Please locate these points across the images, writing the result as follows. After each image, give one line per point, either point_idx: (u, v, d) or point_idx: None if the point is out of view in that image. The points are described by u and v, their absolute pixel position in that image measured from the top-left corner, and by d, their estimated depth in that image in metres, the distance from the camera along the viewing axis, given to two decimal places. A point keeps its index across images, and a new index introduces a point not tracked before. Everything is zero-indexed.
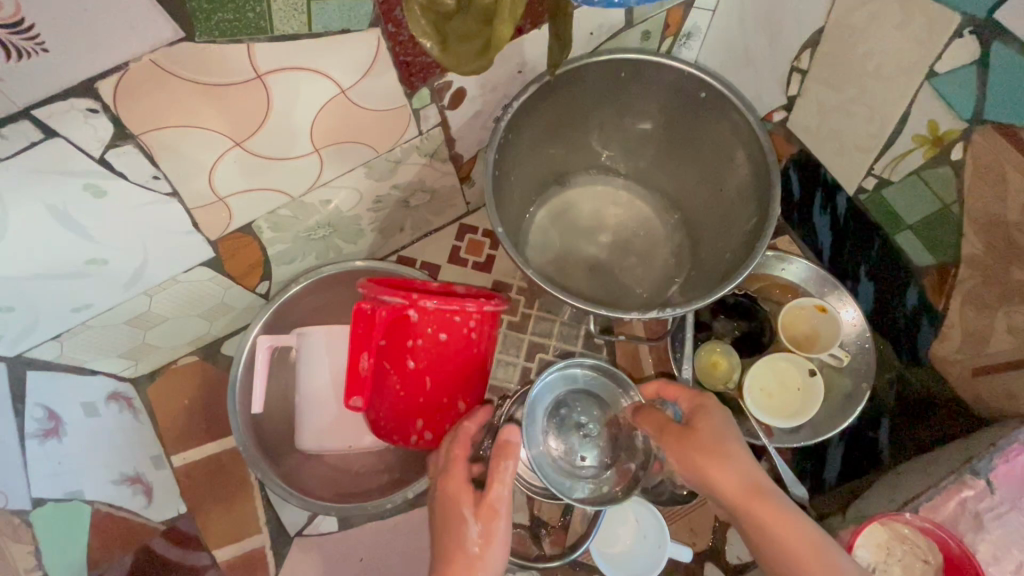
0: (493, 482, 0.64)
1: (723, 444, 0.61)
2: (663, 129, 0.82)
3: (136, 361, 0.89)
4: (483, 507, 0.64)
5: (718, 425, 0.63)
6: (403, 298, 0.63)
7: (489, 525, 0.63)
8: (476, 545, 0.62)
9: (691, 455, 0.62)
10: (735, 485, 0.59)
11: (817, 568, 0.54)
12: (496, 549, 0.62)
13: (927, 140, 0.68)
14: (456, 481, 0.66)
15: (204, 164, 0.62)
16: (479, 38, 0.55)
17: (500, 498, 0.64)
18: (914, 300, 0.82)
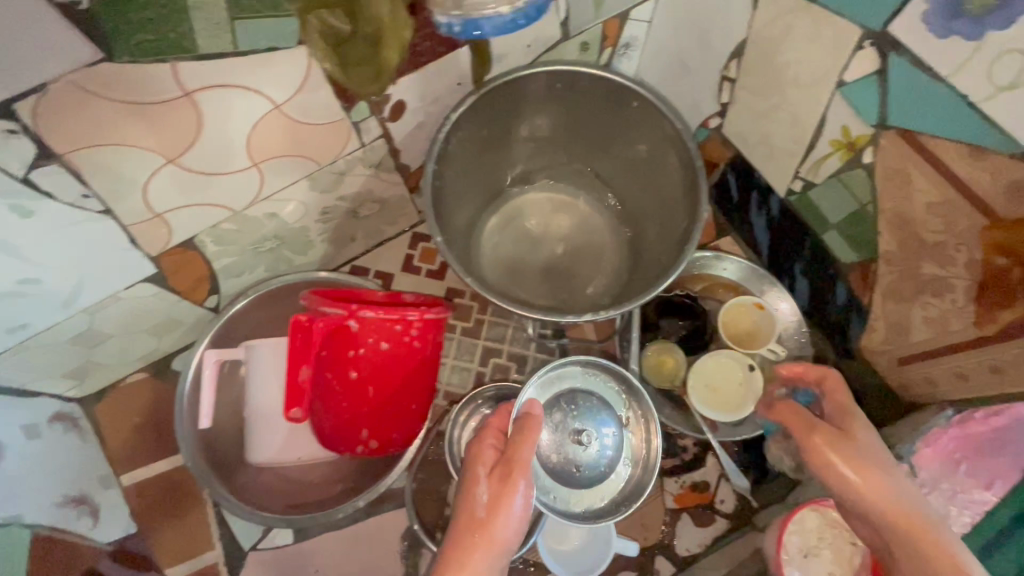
0: (515, 446, 0.65)
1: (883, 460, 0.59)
2: (603, 137, 0.84)
3: (81, 380, 0.87)
4: (498, 471, 0.64)
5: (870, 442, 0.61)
6: (342, 309, 0.63)
7: (499, 491, 0.62)
8: (485, 509, 0.61)
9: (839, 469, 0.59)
10: (895, 503, 0.56)
11: None
12: (505, 516, 0.61)
13: (842, 145, 0.72)
14: (482, 448, 0.67)
15: (136, 181, 0.62)
16: (370, 65, 0.59)
17: (517, 463, 0.63)
18: (843, 295, 0.86)
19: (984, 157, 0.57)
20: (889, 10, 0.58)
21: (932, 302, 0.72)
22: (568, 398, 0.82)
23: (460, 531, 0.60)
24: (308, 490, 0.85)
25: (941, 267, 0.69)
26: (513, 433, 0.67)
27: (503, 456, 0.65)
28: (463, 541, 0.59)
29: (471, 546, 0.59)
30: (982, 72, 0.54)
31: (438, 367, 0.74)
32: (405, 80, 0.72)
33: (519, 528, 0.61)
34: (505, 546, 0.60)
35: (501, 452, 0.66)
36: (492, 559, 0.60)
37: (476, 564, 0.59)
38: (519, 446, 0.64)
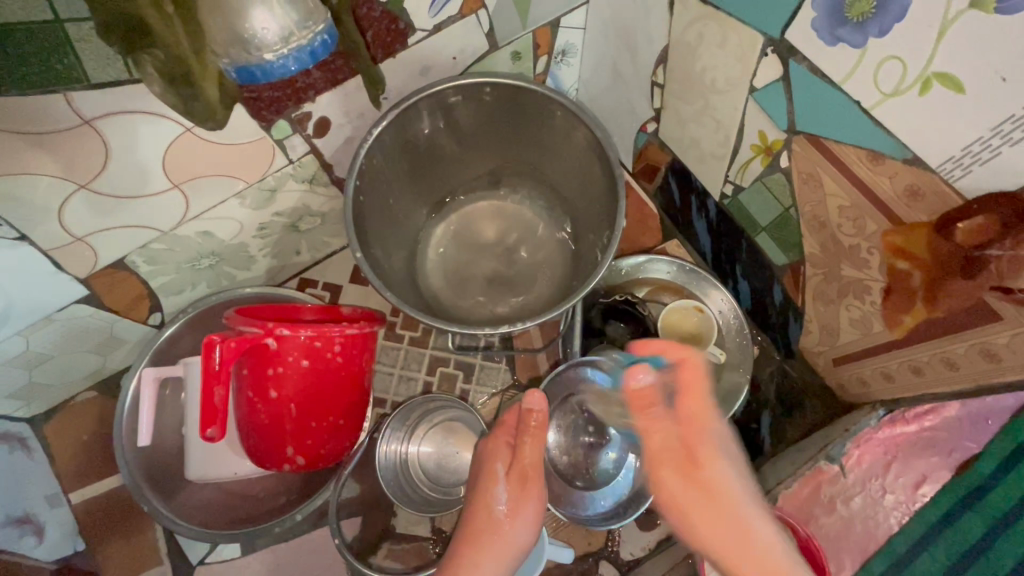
0: (524, 447, 0.69)
1: (712, 427, 0.63)
2: (534, 145, 0.85)
3: (28, 401, 0.88)
4: (514, 473, 0.68)
5: (715, 441, 0.62)
6: (259, 328, 0.64)
7: (517, 491, 0.68)
8: (502, 512, 0.68)
9: (698, 458, 0.61)
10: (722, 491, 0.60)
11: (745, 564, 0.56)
12: (522, 519, 0.68)
13: (761, 149, 0.72)
14: (496, 446, 0.72)
15: (50, 208, 0.63)
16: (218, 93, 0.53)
17: (531, 467, 0.69)
18: (780, 296, 0.87)
19: (881, 161, 0.58)
20: (785, 16, 0.58)
21: (854, 304, 0.73)
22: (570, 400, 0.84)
23: (479, 532, 0.67)
24: (250, 504, 0.86)
25: (859, 269, 0.69)
26: (521, 432, 0.70)
27: (517, 457, 0.69)
28: (480, 542, 0.66)
29: (488, 543, 0.66)
30: (870, 79, 0.54)
31: (368, 380, 0.75)
32: (324, 97, 0.72)
33: (533, 531, 0.68)
34: (520, 545, 0.67)
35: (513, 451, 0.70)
36: (505, 557, 0.66)
37: (490, 561, 0.65)
38: (528, 449, 0.68)
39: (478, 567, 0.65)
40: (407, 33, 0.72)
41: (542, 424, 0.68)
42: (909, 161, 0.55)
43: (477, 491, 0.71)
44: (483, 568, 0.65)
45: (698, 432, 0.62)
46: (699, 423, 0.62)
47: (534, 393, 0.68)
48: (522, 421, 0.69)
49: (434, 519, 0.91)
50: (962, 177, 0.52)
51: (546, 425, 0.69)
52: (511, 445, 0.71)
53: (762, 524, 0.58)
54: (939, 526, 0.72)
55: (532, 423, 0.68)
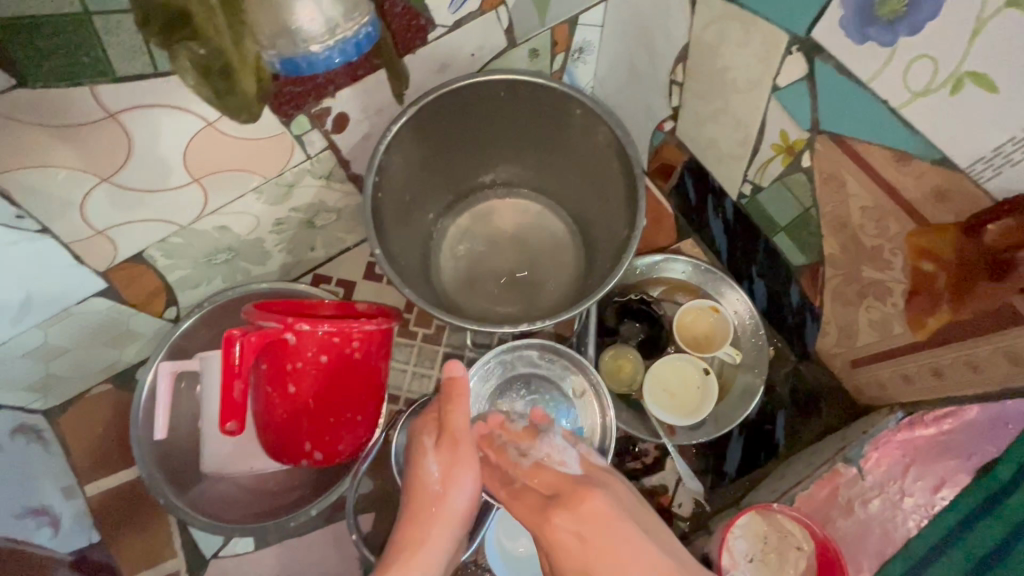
0: (448, 416, 0.68)
1: (616, 521, 0.58)
2: (550, 143, 0.84)
3: (44, 392, 0.89)
4: (443, 442, 0.68)
5: (575, 513, 0.59)
6: (279, 323, 0.64)
7: (446, 458, 0.68)
8: (437, 483, 0.68)
9: (546, 522, 0.60)
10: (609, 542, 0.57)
11: None
12: (457, 486, 0.67)
13: (782, 149, 0.72)
14: (426, 421, 0.72)
15: (72, 201, 0.63)
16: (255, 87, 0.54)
17: (456, 429, 0.68)
18: (797, 297, 0.86)
19: (908, 162, 0.57)
20: (811, 14, 0.57)
21: (875, 306, 0.72)
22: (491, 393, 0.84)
23: (416, 512, 0.67)
24: (265, 498, 0.87)
25: (880, 271, 0.68)
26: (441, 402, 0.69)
27: (444, 425, 0.69)
28: (418, 518, 0.66)
29: (426, 519, 0.66)
30: (899, 78, 0.53)
31: (384, 376, 0.75)
32: (344, 92, 0.72)
33: (472, 496, 0.68)
34: (460, 510, 0.67)
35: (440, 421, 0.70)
36: (450, 526, 0.67)
37: (435, 534, 0.66)
38: (452, 416, 0.68)
39: (422, 542, 0.65)
40: (428, 29, 0.71)
41: (464, 391, 0.68)
42: (937, 161, 0.55)
43: (411, 478, 0.70)
44: (429, 541, 0.65)
45: (590, 532, 0.57)
46: (585, 504, 0.59)
47: (453, 363, 0.69)
48: (446, 391, 0.69)
49: None
50: (993, 178, 0.51)
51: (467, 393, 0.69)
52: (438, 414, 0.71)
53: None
54: (960, 530, 0.72)
55: (454, 391, 0.68)
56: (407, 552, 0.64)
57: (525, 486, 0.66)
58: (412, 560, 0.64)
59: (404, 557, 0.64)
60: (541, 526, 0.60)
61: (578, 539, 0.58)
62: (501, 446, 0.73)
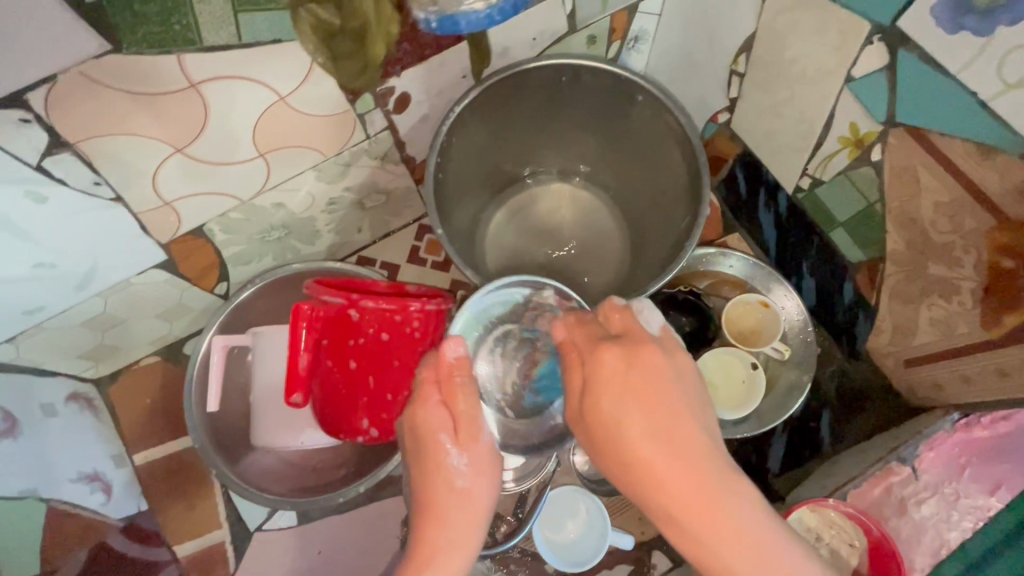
0: (457, 395, 0.59)
1: (670, 390, 0.48)
2: (606, 131, 0.85)
3: (96, 361, 0.90)
4: (462, 430, 0.58)
5: (634, 359, 0.50)
6: (344, 298, 0.66)
7: (470, 450, 0.58)
8: (462, 479, 0.56)
9: (597, 354, 0.51)
10: (657, 396, 0.48)
11: (674, 469, 0.45)
12: (485, 482, 0.57)
13: (850, 142, 0.71)
14: (427, 410, 0.59)
15: (146, 170, 0.63)
16: None
17: (475, 420, 0.58)
18: (850, 295, 0.85)
19: (993, 156, 0.56)
20: (899, 5, 0.57)
21: (938, 304, 0.71)
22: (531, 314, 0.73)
23: (437, 508, 0.55)
24: (312, 474, 0.88)
25: (948, 268, 0.68)
26: (442, 388, 0.60)
27: (450, 407, 0.59)
28: (443, 518, 0.55)
29: (454, 518, 0.55)
30: (993, 70, 0.53)
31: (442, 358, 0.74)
32: (410, 72, 0.72)
33: (497, 484, 0.58)
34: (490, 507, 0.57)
35: (446, 408, 0.59)
36: (479, 522, 0.56)
37: (468, 531, 0.55)
38: (466, 397, 0.59)
39: (458, 541, 0.54)
40: None
41: (467, 373, 0.60)
42: None
43: (420, 476, 0.58)
44: (461, 542, 0.54)
45: (633, 393, 0.48)
46: (646, 362, 0.49)
47: (450, 341, 0.61)
48: (442, 377, 0.60)
49: None
50: None
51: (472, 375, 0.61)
52: (440, 395, 0.60)
53: (675, 443, 0.46)
54: None
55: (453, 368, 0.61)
56: (442, 555, 0.53)
57: (595, 318, 0.56)
58: (450, 560, 0.53)
59: (438, 557, 0.53)
60: (591, 359, 0.51)
61: (622, 384, 0.49)
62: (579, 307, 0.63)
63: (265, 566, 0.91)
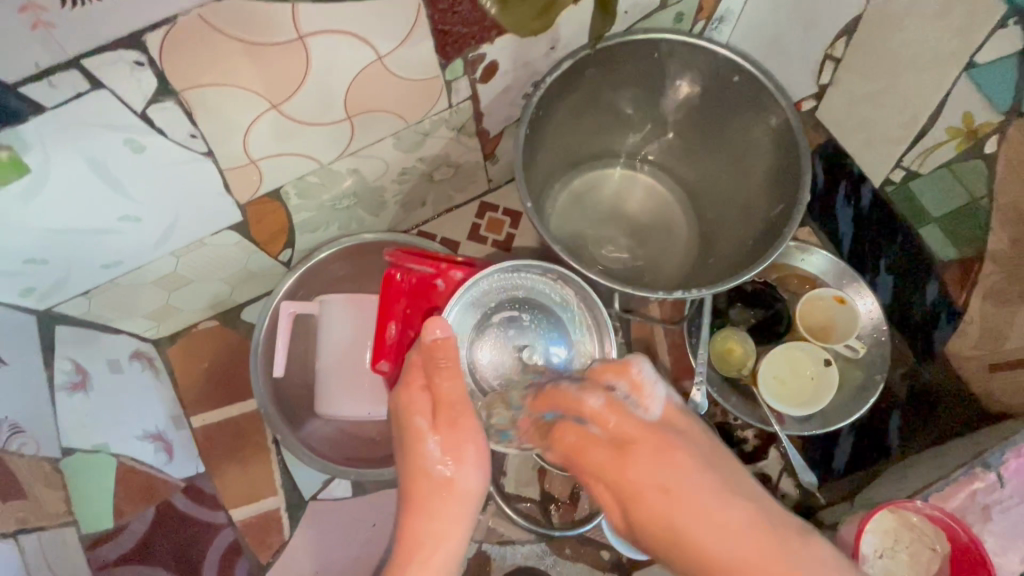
0: (442, 380, 0.57)
1: (688, 482, 0.48)
2: (691, 114, 0.82)
3: (158, 322, 0.89)
4: (442, 418, 0.57)
5: (646, 459, 0.50)
6: (431, 267, 0.69)
7: (449, 436, 0.56)
8: (441, 464, 0.56)
9: (613, 465, 0.51)
10: (687, 488, 0.48)
11: (732, 556, 0.45)
12: (465, 468, 0.56)
13: (961, 132, 0.70)
14: (412, 396, 0.58)
15: (240, 126, 0.61)
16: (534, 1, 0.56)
17: (455, 404, 0.57)
18: (933, 294, 0.83)
19: None
20: None
21: None
22: (529, 297, 0.74)
23: (420, 498, 0.55)
24: (368, 446, 0.88)
25: None
26: (425, 373, 0.58)
27: (432, 398, 0.57)
28: (429, 508, 0.54)
29: (436, 508, 0.54)
30: None
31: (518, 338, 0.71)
32: (505, 39, 0.69)
33: (485, 469, 0.57)
34: (474, 492, 0.56)
35: (432, 399, 0.57)
36: (466, 513, 0.55)
37: (454, 524, 0.54)
38: (448, 379, 0.57)
39: (439, 534, 0.54)
40: None
41: (453, 352, 0.57)
42: None
43: (405, 463, 0.57)
44: (448, 535, 0.54)
45: (657, 490, 0.48)
46: (661, 456, 0.50)
47: (432, 322, 0.58)
48: (427, 358, 0.57)
49: (542, 480, 0.89)
50: None
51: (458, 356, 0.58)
52: (426, 379, 0.58)
53: (722, 523, 0.46)
54: None
55: (439, 353, 0.57)
56: (427, 548, 0.53)
57: (586, 423, 0.55)
58: (433, 555, 0.53)
59: (422, 549, 0.53)
60: (607, 472, 0.51)
61: (649, 483, 0.49)
62: (564, 391, 0.59)
63: (320, 534, 0.91)
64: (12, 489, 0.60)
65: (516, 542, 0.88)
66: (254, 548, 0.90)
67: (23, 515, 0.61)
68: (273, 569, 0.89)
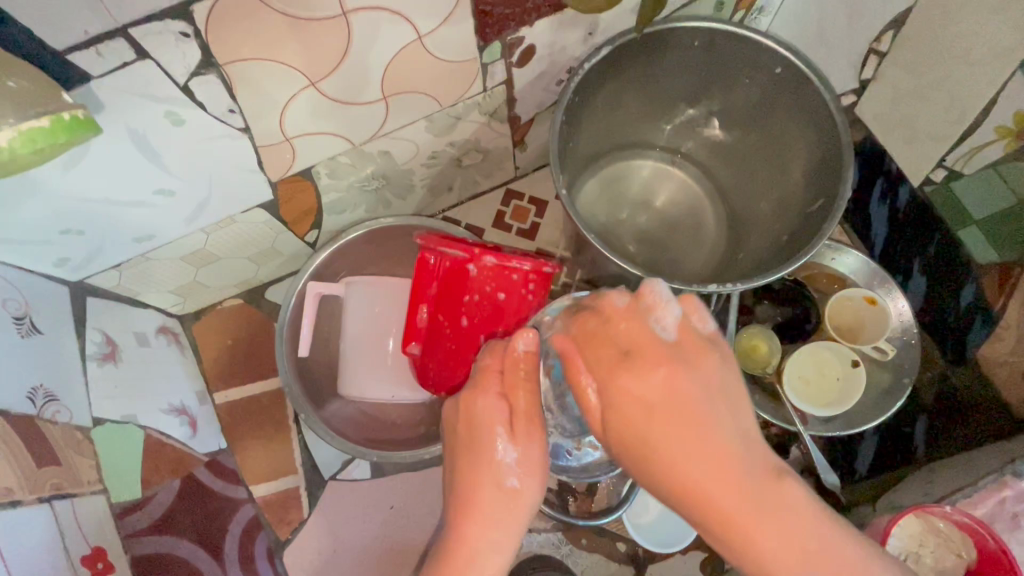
0: (520, 394, 0.55)
1: (685, 406, 0.43)
2: (730, 105, 0.81)
3: (184, 298, 0.90)
4: (519, 431, 0.54)
5: (651, 377, 0.44)
6: (464, 251, 0.65)
7: (526, 452, 0.54)
8: (513, 477, 0.52)
9: (612, 375, 0.45)
10: (681, 406, 0.43)
11: (710, 493, 0.41)
12: (536, 485, 0.53)
13: (1011, 133, 0.69)
14: (488, 400, 0.55)
15: (278, 102, 0.61)
16: None
17: (535, 420, 0.55)
18: (969, 297, 0.82)
19: None
20: None
21: None
22: None
23: (483, 506, 0.51)
24: (389, 429, 0.89)
25: None
26: (506, 382, 0.56)
27: (511, 408, 0.55)
28: (490, 520, 0.51)
29: (501, 523, 0.51)
30: None
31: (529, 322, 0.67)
32: (544, 23, 0.68)
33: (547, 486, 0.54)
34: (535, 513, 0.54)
35: (507, 407, 0.55)
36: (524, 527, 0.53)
37: (511, 538, 0.51)
38: (530, 397, 0.55)
39: (497, 548, 0.51)
40: None
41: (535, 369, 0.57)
42: None
43: (462, 470, 0.54)
44: (503, 546, 0.51)
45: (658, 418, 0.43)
46: (668, 377, 0.44)
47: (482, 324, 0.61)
48: (508, 366, 0.56)
49: None
50: None
51: (538, 370, 0.57)
52: (502, 387, 0.56)
53: (720, 449, 0.42)
54: None
55: (524, 364, 0.56)
56: (484, 562, 0.50)
57: (598, 325, 0.48)
58: (488, 567, 0.50)
59: (478, 562, 0.50)
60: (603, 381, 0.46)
61: (639, 412, 0.43)
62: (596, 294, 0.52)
63: (339, 513, 0.92)
64: (47, 456, 0.61)
65: (532, 529, 0.88)
66: (273, 525, 0.91)
67: (58, 482, 0.62)
68: (292, 546, 0.90)
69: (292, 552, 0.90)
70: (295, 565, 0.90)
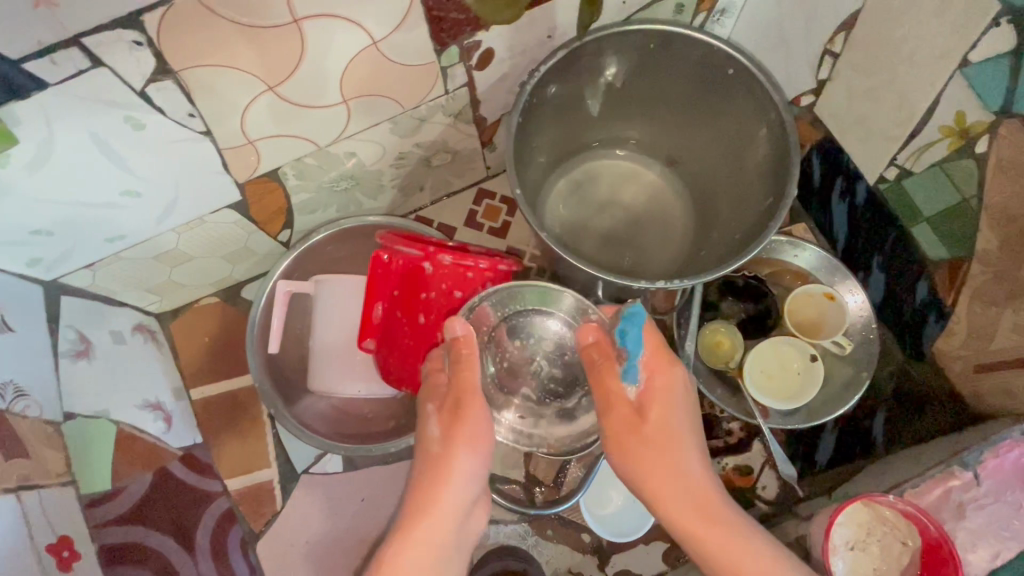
0: (463, 373, 0.67)
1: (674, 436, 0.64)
2: (685, 106, 0.83)
3: (160, 297, 0.92)
4: (447, 405, 0.66)
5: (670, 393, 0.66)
6: (420, 251, 0.67)
7: (450, 422, 0.66)
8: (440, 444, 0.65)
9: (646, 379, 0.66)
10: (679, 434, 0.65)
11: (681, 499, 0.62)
12: (462, 450, 0.64)
13: (954, 132, 0.71)
14: (434, 384, 0.69)
15: (238, 105, 0.62)
16: None
17: (461, 397, 0.66)
18: (924, 294, 0.83)
19: None
20: None
21: None
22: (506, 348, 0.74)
23: (422, 467, 0.65)
24: (359, 423, 0.91)
25: None
26: (451, 364, 0.68)
27: (451, 388, 0.67)
28: (426, 476, 0.64)
29: (435, 481, 0.64)
30: None
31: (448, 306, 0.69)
32: (499, 27, 0.70)
33: (477, 455, 0.65)
34: (468, 474, 0.64)
35: (447, 389, 0.68)
36: (458, 491, 0.64)
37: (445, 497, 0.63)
38: (467, 372, 0.66)
39: (434, 501, 0.63)
40: None
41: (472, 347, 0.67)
42: None
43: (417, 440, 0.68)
44: (438, 504, 0.63)
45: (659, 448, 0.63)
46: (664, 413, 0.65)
47: (454, 320, 0.67)
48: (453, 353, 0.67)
49: (528, 463, 0.91)
50: None
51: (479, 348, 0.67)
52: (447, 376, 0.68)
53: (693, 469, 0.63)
54: None
55: (461, 348, 0.67)
56: (421, 509, 0.62)
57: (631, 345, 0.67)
58: (424, 515, 0.62)
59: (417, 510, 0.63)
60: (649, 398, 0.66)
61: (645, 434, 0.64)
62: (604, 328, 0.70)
63: (311, 506, 0.94)
64: (14, 448, 0.63)
65: (499, 521, 0.90)
66: (247, 517, 0.93)
67: (25, 473, 0.64)
68: (265, 538, 0.93)
69: (265, 542, 0.93)
70: (268, 555, 0.93)
